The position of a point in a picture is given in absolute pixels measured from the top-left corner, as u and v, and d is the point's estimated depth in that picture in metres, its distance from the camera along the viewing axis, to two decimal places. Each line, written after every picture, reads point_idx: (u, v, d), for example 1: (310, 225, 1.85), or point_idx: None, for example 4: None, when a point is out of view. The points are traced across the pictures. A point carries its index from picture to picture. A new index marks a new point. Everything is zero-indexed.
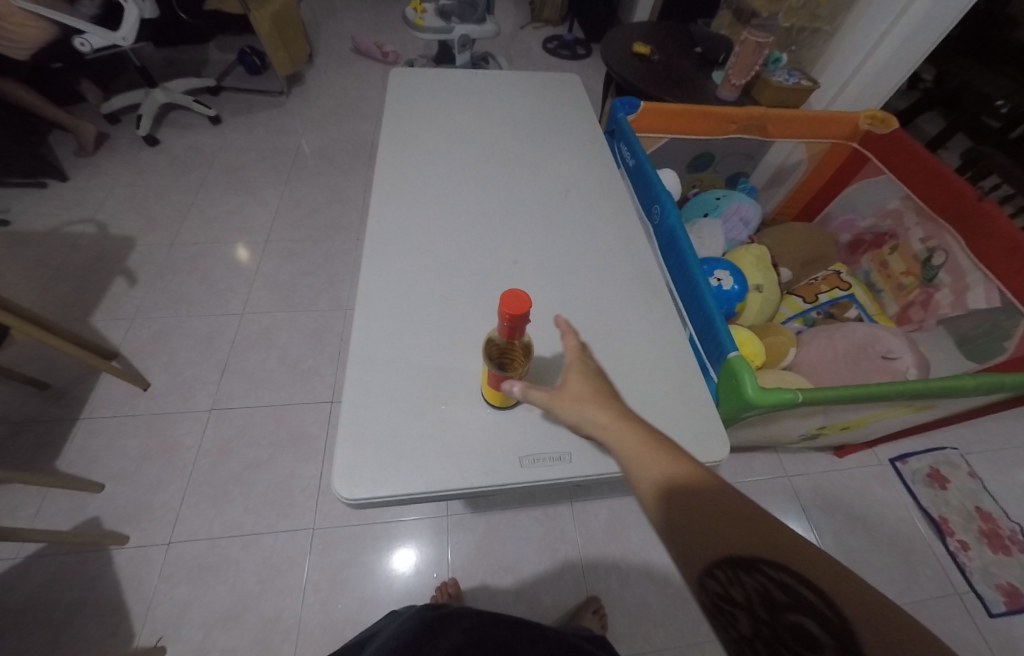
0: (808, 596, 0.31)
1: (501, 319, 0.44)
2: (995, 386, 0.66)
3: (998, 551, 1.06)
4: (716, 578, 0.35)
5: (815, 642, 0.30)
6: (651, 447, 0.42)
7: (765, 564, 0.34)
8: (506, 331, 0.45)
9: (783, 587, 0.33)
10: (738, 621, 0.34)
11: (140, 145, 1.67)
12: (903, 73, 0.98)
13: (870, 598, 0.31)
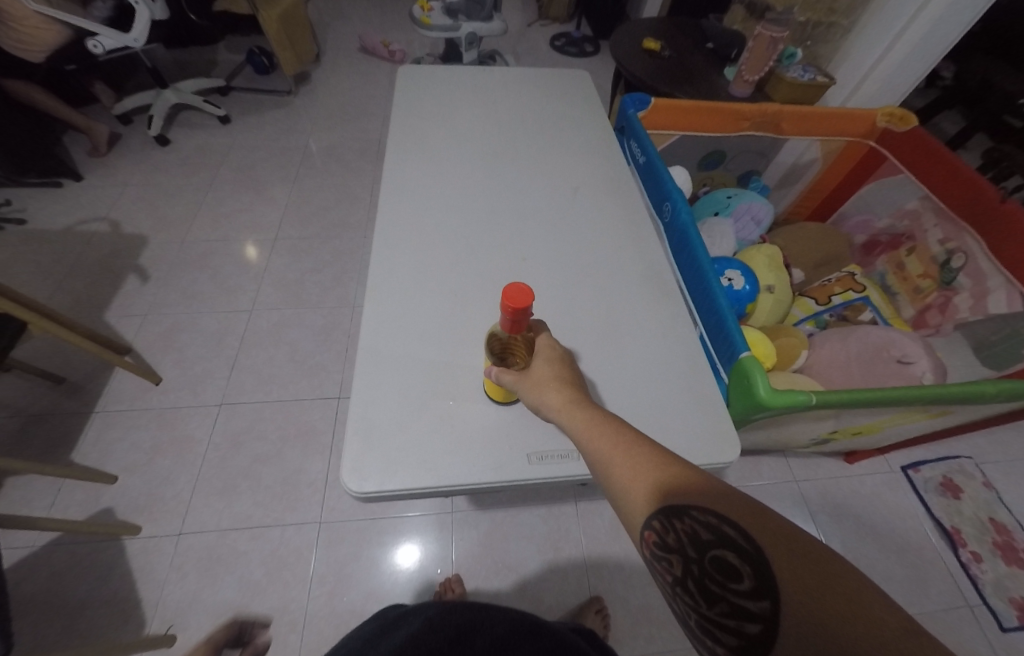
0: (731, 532, 0.30)
1: (502, 313, 0.43)
2: (1017, 392, 0.64)
3: (1012, 562, 1.03)
4: (652, 528, 0.34)
5: (735, 574, 0.29)
6: (597, 422, 0.41)
7: (692, 508, 0.32)
8: (511, 325, 0.44)
9: (707, 527, 0.31)
10: (673, 569, 0.33)
11: (152, 143, 1.70)
12: (924, 68, 0.95)
13: (789, 529, 0.29)
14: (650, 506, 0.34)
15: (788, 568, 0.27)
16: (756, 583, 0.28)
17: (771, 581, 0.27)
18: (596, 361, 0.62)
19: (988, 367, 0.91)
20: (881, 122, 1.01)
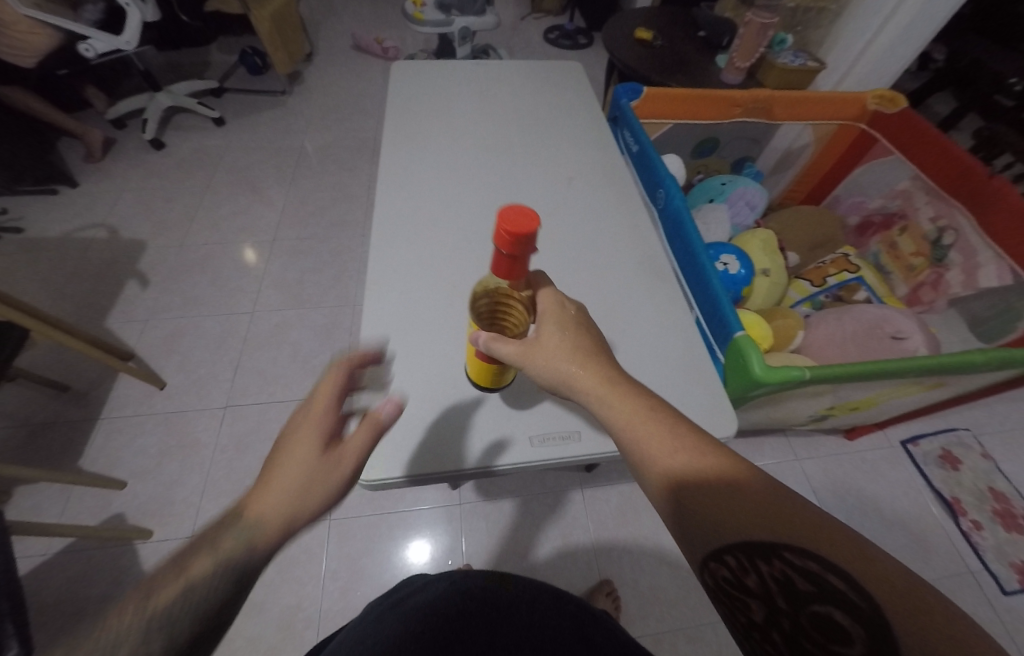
0: (818, 568, 0.32)
1: (498, 246, 0.33)
2: (1006, 360, 0.66)
3: (1011, 530, 1.06)
4: (734, 565, 0.35)
5: (841, 632, 0.30)
6: (660, 432, 0.41)
7: (787, 551, 0.33)
8: (505, 266, 0.34)
9: (806, 575, 0.32)
10: (754, 606, 0.34)
11: (146, 148, 1.69)
12: (912, 51, 0.96)
13: (898, 578, 0.30)
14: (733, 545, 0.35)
15: (887, 605, 0.29)
16: (868, 644, 0.29)
17: (887, 644, 0.28)
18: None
19: (982, 341, 0.93)
20: (871, 104, 1.02)
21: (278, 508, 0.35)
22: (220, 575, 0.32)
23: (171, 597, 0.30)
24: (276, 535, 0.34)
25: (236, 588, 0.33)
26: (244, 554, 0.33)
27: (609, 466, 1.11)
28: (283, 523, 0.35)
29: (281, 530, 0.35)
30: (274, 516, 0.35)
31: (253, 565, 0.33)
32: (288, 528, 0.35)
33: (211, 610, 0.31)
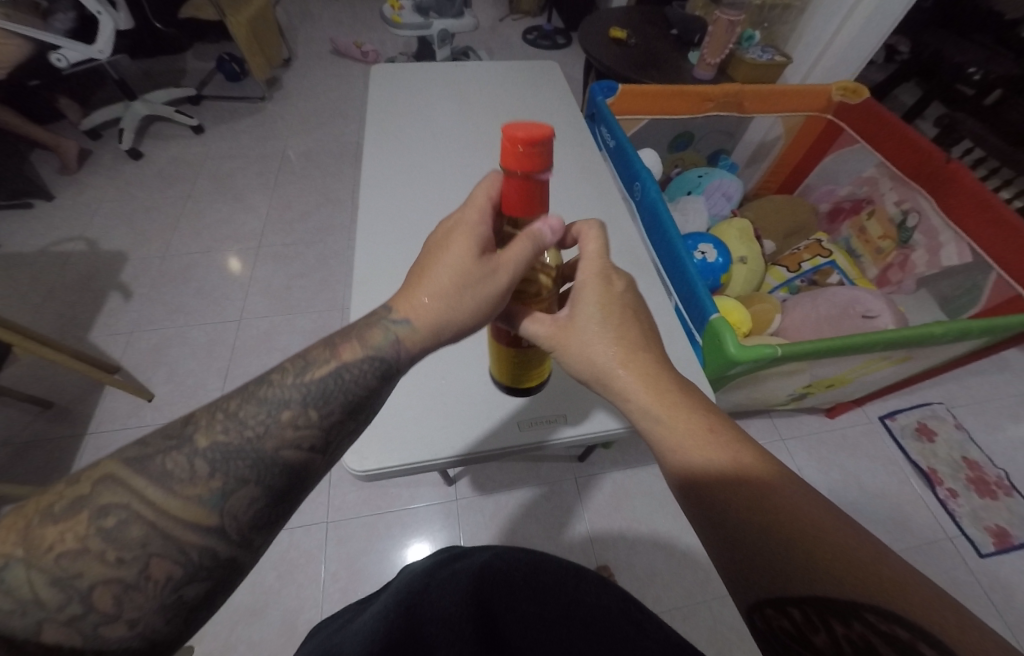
0: (904, 637, 0.27)
1: (515, 167, 0.31)
2: (963, 331, 0.70)
3: (985, 495, 1.12)
4: (794, 609, 0.32)
5: None
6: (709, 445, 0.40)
7: (865, 607, 0.29)
8: (525, 190, 0.32)
9: (888, 637, 0.28)
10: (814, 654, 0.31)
11: (123, 158, 1.67)
12: (872, 45, 1.01)
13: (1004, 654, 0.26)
14: (792, 585, 0.32)
15: None
16: None
17: None
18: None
19: None
20: (835, 96, 1.07)
21: (428, 321, 0.40)
22: (373, 363, 0.38)
23: (327, 375, 0.36)
24: (426, 345, 0.40)
25: (386, 375, 0.39)
26: (394, 351, 0.39)
27: (602, 455, 1.14)
28: (436, 329, 0.40)
29: (436, 337, 0.40)
30: (427, 323, 0.40)
31: (398, 365, 0.39)
32: (438, 339, 0.41)
33: (355, 400, 0.37)
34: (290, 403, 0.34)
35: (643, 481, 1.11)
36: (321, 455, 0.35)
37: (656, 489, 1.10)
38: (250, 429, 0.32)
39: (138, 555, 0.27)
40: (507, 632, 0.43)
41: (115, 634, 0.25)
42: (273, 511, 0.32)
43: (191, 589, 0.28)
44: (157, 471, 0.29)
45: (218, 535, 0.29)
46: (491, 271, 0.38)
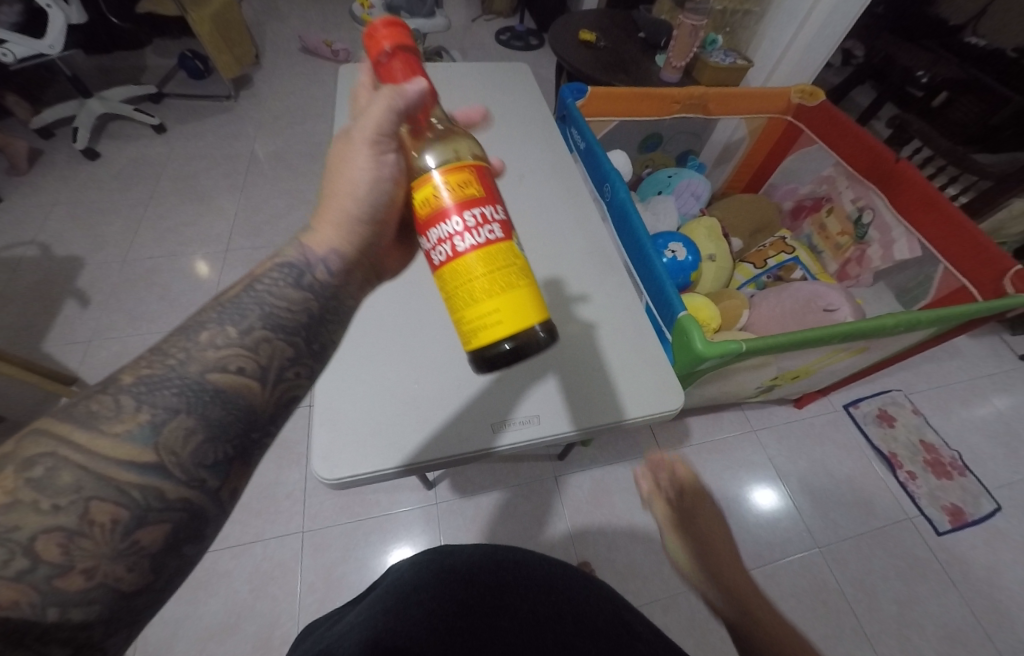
0: None
1: (387, 55, 0.34)
2: (911, 322, 0.74)
3: (941, 477, 1.18)
4: None
5: None
6: None
7: None
8: (406, 69, 0.35)
9: None
10: None
11: (79, 159, 1.59)
12: (828, 51, 1.05)
13: None
14: None
15: None
16: None
17: None
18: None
19: None
20: (794, 99, 1.11)
21: (329, 214, 0.43)
22: (286, 271, 0.39)
23: (240, 293, 0.36)
24: (333, 235, 0.42)
25: (305, 280, 0.39)
26: (309, 250, 0.41)
27: (581, 453, 1.14)
28: (341, 220, 0.42)
29: (342, 228, 0.42)
30: (332, 218, 0.42)
31: (315, 270, 0.40)
32: (347, 231, 0.43)
33: (282, 320, 0.36)
34: (209, 326, 0.33)
35: (622, 476, 1.12)
36: (262, 385, 0.33)
37: (635, 484, 1.11)
38: (174, 358, 0.30)
39: (73, 501, 0.25)
40: (504, 618, 0.43)
41: (73, 586, 0.24)
42: (224, 444, 0.30)
43: (147, 533, 0.27)
44: (83, 415, 0.27)
45: (164, 472, 0.27)
46: (355, 149, 0.40)
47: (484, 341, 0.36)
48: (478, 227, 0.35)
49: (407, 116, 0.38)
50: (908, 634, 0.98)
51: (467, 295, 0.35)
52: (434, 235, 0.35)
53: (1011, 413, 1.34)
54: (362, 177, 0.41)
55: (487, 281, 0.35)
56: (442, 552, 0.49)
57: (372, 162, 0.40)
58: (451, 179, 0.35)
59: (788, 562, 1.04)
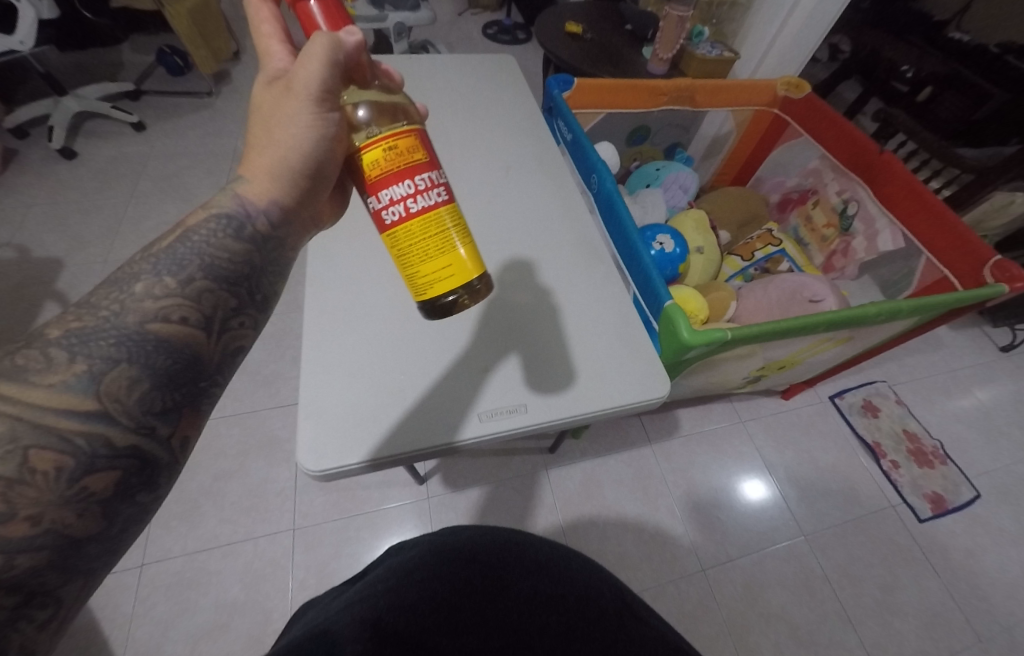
0: None
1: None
2: (895, 310, 0.75)
3: (923, 466, 1.21)
4: None
5: None
6: None
7: None
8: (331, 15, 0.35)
9: None
10: None
11: (56, 158, 1.56)
12: (813, 43, 1.06)
13: None
14: None
15: None
16: None
17: None
18: (533, 323, 0.67)
19: None
20: (780, 91, 1.11)
21: (266, 165, 0.39)
22: (223, 222, 0.36)
23: (174, 243, 0.34)
24: (274, 188, 0.39)
25: (241, 231, 0.37)
26: (246, 201, 0.37)
27: (572, 446, 1.14)
28: (277, 171, 0.39)
29: (281, 179, 0.39)
30: (268, 168, 0.39)
31: (254, 221, 0.37)
32: (288, 183, 0.39)
33: (224, 270, 0.35)
34: (143, 277, 0.32)
35: (613, 469, 1.12)
36: (206, 335, 0.33)
37: (626, 476, 1.12)
38: (106, 311, 0.30)
39: (10, 450, 0.24)
40: (507, 598, 0.42)
41: (18, 532, 0.24)
42: (172, 393, 0.31)
43: (95, 480, 0.27)
44: (9, 369, 0.26)
45: (109, 421, 0.28)
46: (291, 95, 0.36)
47: (435, 300, 0.37)
48: (428, 189, 0.35)
49: (344, 61, 0.37)
50: (892, 620, 1.00)
51: (418, 255, 0.36)
52: (385, 196, 0.35)
53: (991, 403, 1.37)
54: (303, 127, 0.37)
55: (437, 240, 0.36)
56: (444, 534, 0.47)
57: (313, 110, 0.37)
58: (399, 140, 0.34)
59: (776, 550, 1.05)
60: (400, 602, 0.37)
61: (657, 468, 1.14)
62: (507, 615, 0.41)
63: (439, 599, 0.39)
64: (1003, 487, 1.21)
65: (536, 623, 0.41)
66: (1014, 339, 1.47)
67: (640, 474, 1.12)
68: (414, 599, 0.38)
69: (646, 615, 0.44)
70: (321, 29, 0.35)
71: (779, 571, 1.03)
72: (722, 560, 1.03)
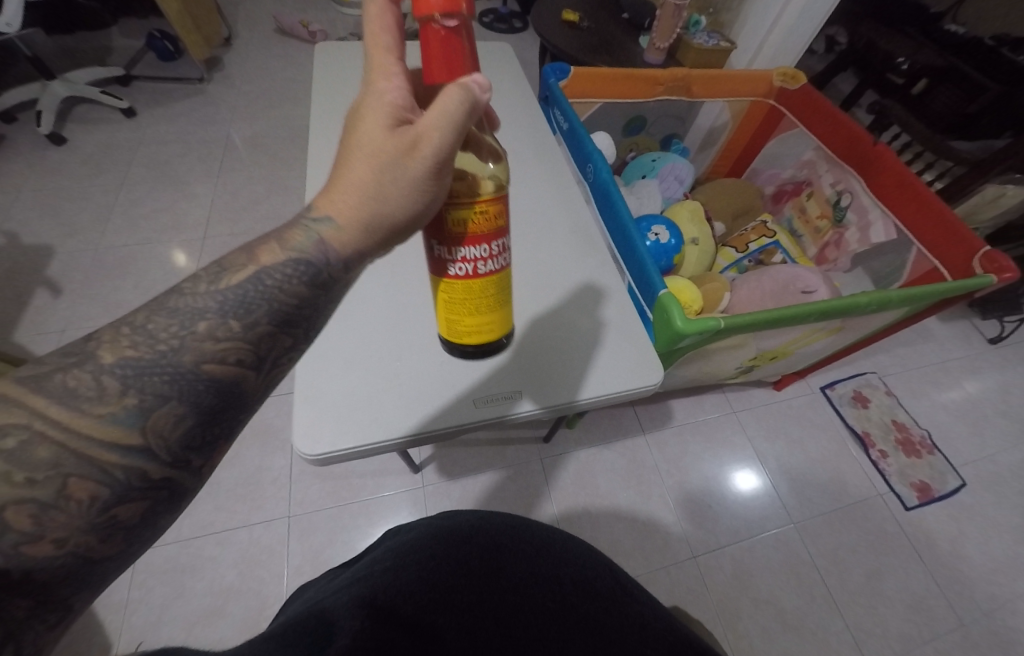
0: None
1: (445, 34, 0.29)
2: (885, 300, 0.75)
3: (911, 455, 1.23)
4: None
5: None
6: None
7: None
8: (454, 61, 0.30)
9: None
10: None
11: (45, 144, 1.53)
12: (810, 33, 1.05)
13: None
14: None
15: None
16: None
17: None
18: (527, 312, 0.67)
19: None
20: (777, 82, 1.11)
21: (358, 209, 0.33)
22: (301, 266, 0.32)
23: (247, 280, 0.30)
24: (362, 237, 0.33)
25: (318, 278, 0.32)
26: (329, 248, 0.32)
27: (566, 436, 1.15)
28: (369, 221, 0.34)
29: (373, 232, 0.34)
30: (357, 212, 0.33)
31: (328, 266, 0.32)
32: (377, 237, 0.34)
33: (287, 311, 0.31)
34: (208, 313, 0.28)
35: (607, 458, 1.14)
36: (256, 373, 0.30)
37: (619, 465, 1.13)
38: (163, 343, 0.27)
39: (51, 475, 0.24)
40: (504, 579, 0.42)
41: (41, 552, 0.23)
42: (212, 429, 0.29)
43: (125, 508, 0.26)
44: (59, 389, 0.25)
45: (150, 457, 0.26)
46: (408, 149, 0.31)
47: (469, 340, 0.44)
48: (495, 256, 0.37)
49: (473, 118, 0.31)
50: (876, 604, 1.03)
51: (466, 307, 0.41)
52: (458, 258, 0.36)
53: (980, 395, 1.39)
54: (413, 187, 0.32)
55: (485, 302, 0.41)
56: (442, 517, 0.48)
57: (429, 173, 0.31)
58: (486, 213, 0.34)
59: (764, 537, 1.07)
60: (397, 585, 0.38)
61: (650, 457, 1.15)
62: (505, 594, 0.41)
63: (437, 582, 0.39)
64: (988, 476, 1.24)
65: (533, 601, 0.42)
66: (1001, 332, 1.50)
67: (632, 463, 1.13)
68: (410, 581, 0.38)
69: (638, 592, 0.46)
70: (457, 83, 0.30)
71: (769, 557, 1.05)
72: (714, 547, 1.05)
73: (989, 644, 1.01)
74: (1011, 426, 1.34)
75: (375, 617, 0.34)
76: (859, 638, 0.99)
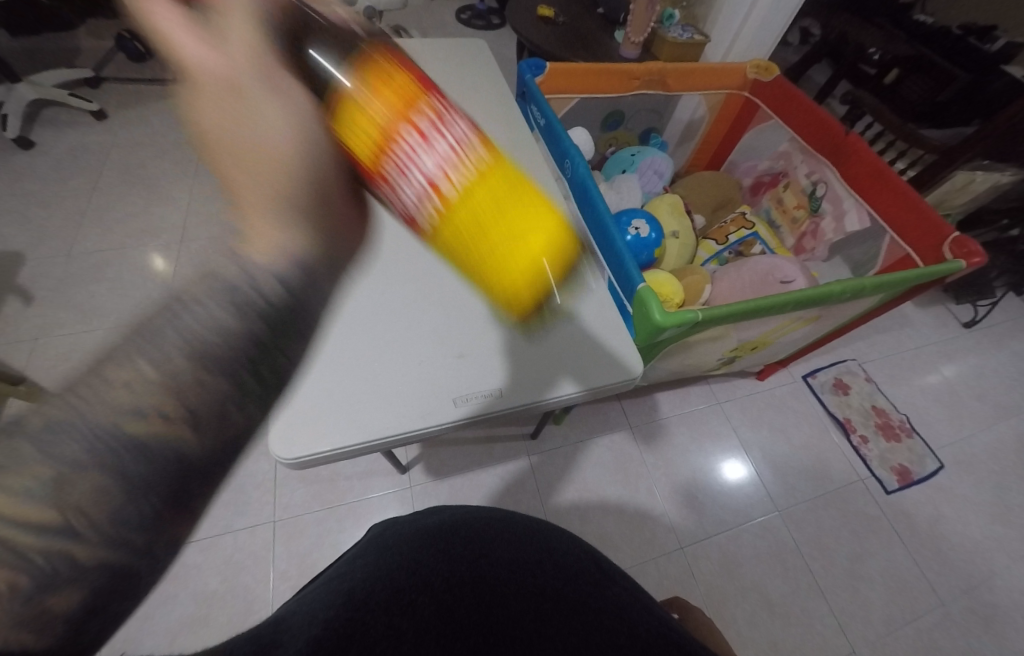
0: None
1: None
2: (858, 288, 0.77)
3: (890, 439, 1.26)
4: None
5: None
6: None
7: None
8: None
9: None
10: None
11: (12, 147, 1.47)
12: (782, 26, 1.06)
13: None
14: None
15: None
16: None
17: None
18: None
19: None
20: (750, 74, 1.12)
21: (267, 215, 0.20)
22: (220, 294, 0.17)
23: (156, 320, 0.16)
24: (277, 213, 0.19)
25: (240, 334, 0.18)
26: (252, 268, 0.18)
27: (553, 431, 1.15)
28: (291, 198, 0.20)
29: (290, 210, 0.20)
30: (276, 214, 0.20)
31: (264, 292, 0.18)
32: (303, 214, 0.20)
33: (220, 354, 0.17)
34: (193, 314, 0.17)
35: (594, 452, 1.14)
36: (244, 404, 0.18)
37: (606, 458, 1.13)
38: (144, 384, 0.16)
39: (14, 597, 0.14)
40: (485, 565, 0.41)
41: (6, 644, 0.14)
42: (144, 504, 0.16)
43: (57, 597, 0.15)
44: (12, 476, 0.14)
45: (77, 539, 0.15)
46: (245, 91, 0.21)
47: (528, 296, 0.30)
48: (444, 137, 0.26)
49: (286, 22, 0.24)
50: (859, 586, 1.05)
51: (474, 230, 0.28)
52: (399, 183, 0.26)
53: (956, 378, 1.42)
54: (284, 104, 0.21)
55: (497, 217, 0.28)
56: (425, 514, 0.47)
57: (272, 88, 0.21)
58: (398, 88, 0.26)
59: (750, 524, 1.09)
60: (380, 582, 0.36)
61: (637, 450, 1.15)
62: (487, 575, 0.41)
63: (419, 572, 0.38)
64: (964, 458, 1.27)
65: (511, 584, 0.41)
66: (975, 316, 1.53)
67: (619, 457, 1.14)
68: (387, 574, 0.37)
69: (619, 577, 0.46)
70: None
71: (753, 543, 1.06)
72: (699, 537, 1.06)
73: (967, 618, 1.05)
74: (984, 407, 1.37)
75: (350, 615, 0.33)
76: (844, 620, 1.01)
